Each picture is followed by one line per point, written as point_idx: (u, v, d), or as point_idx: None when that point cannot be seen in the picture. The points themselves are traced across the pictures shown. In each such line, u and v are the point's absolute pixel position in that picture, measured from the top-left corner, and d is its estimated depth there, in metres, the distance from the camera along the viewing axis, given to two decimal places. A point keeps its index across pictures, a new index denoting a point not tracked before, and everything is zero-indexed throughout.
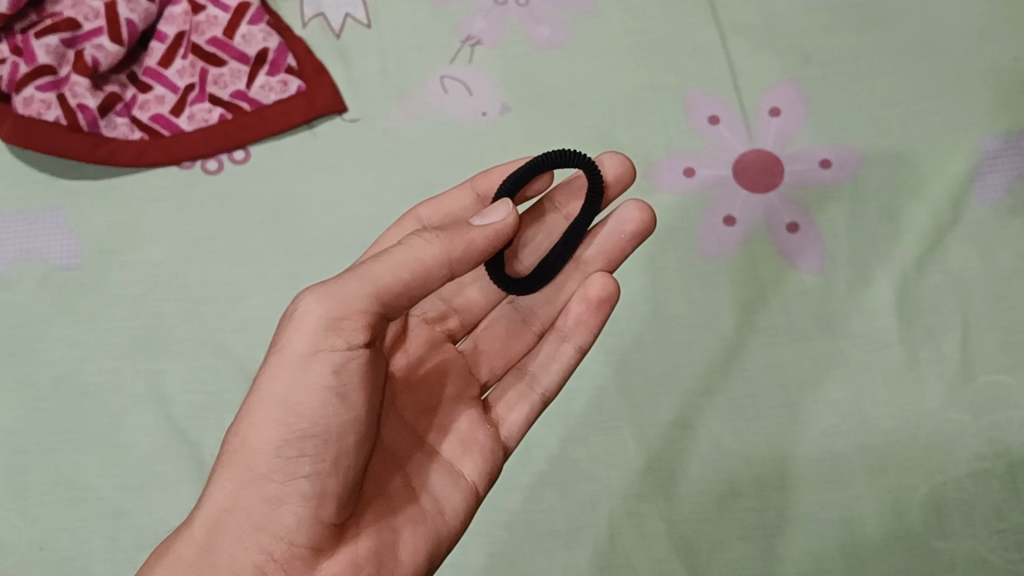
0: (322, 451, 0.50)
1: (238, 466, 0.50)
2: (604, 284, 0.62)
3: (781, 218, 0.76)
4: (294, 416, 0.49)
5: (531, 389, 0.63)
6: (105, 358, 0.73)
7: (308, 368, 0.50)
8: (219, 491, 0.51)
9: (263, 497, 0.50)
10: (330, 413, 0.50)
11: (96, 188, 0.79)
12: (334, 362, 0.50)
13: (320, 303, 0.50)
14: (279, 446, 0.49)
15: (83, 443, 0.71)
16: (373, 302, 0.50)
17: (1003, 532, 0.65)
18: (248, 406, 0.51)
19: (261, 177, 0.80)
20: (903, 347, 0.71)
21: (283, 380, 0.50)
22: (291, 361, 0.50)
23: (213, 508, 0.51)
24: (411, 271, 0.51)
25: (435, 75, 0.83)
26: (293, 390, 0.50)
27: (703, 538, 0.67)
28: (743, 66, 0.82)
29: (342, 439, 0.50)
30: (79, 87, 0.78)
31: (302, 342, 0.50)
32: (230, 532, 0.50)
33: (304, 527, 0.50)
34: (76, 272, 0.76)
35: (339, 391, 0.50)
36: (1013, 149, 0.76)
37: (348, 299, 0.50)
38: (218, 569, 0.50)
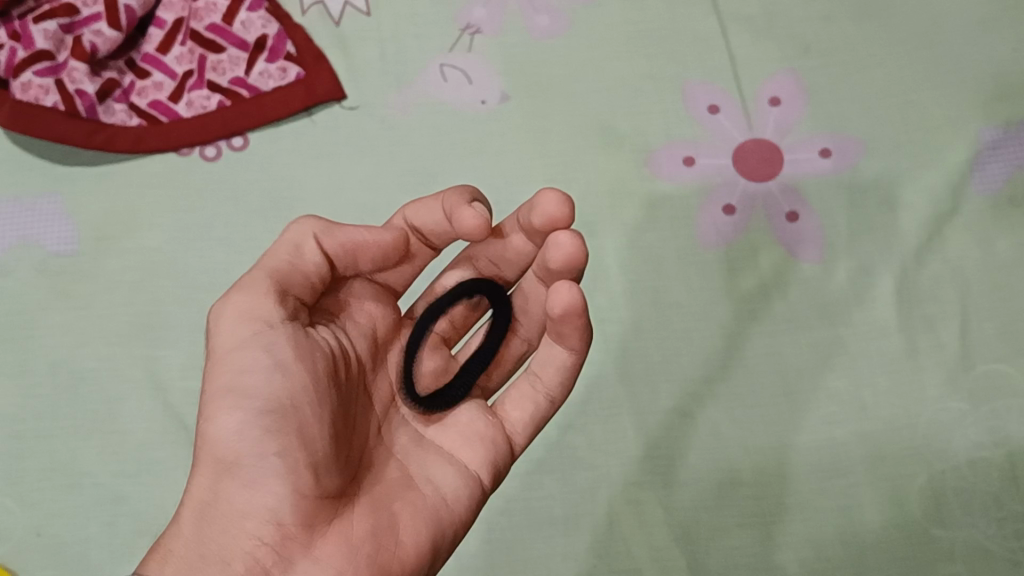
0: (286, 425, 0.49)
1: (208, 460, 0.49)
2: (569, 293, 0.53)
3: (781, 207, 0.76)
4: (245, 398, 0.49)
5: (535, 388, 0.59)
6: (102, 344, 0.73)
7: (241, 353, 0.50)
8: (197, 488, 0.50)
9: (240, 483, 0.49)
10: (277, 387, 0.49)
11: (93, 174, 0.79)
12: (260, 339, 0.51)
13: (229, 301, 0.52)
14: (241, 428, 0.49)
15: (80, 429, 0.70)
16: (276, 284, 0.52)
17: (1002, 521, 0.65)
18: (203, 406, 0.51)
19: (259, 164, 0.79)
20: (902, 336, 0.71)
21: (221, 371, 0.50)
22: (226, 355, 0.51)
23: (195, 505, 0.49)
24: (294, 256, 0.53)
25: (434, 63, 0.83)
26: (236, 376, 0.50)
27: (701, 526, 0.67)
28: (743, 55, 0.82)
29: (301, 410, 0.49)
30: (77, 72, 0.78)
31: (229, 335, 0.51)
32: (215, 523, 0.48)
33: (287, 505, 0.49)
34: (73, 259, 0.76)
35: (278, 365, 0.50)
36: (1013, 139, 0.76)
37: (255, 287, 0.52)
38: (209, 564, 0.47)
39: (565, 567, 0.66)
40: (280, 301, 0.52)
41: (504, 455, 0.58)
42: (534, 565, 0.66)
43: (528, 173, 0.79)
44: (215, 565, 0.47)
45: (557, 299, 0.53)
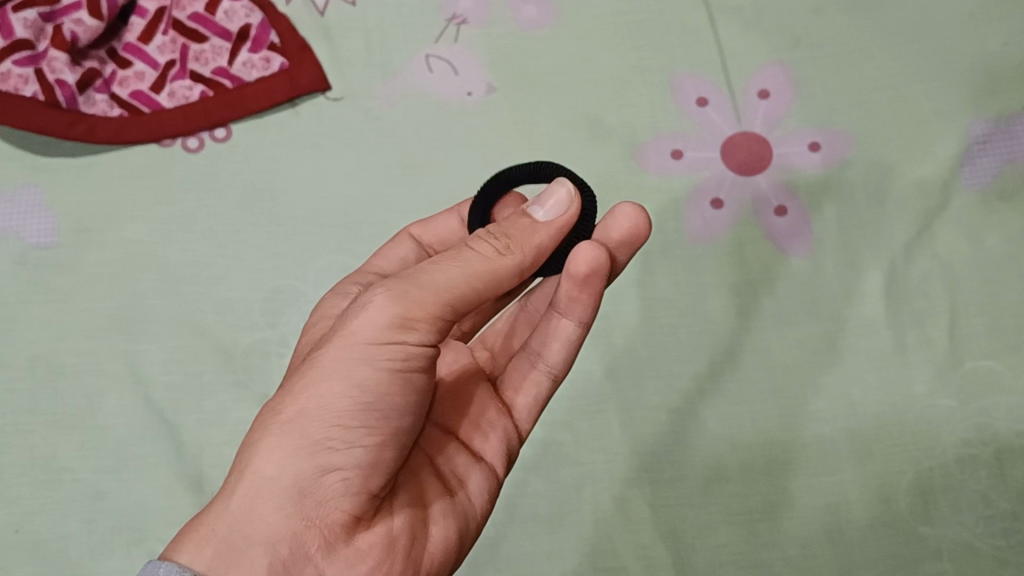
0: (379, 425, 0.48)
1: (291, 435, 0.47)
2: (590, 256, 0.53)
3: (770, 202, 0.75)
4: (360, 392, 0.48)
5: (537, 366, 0.60)
6: (83, 338, 0.72)
7: (379, 349, 0.48)
8: (264, 459, 0.46)
9: (318, 465, 0.46)
10: (390, 391, 0.49)
11: (74, 165, 0.78)
12: (404, 351, 0.48)
13: (397, 294, 0.48)
14: (342, 416, 0.47)
15: (60, 424, 0.69)
16: (446, 295, 0.49)
17: (990, 518, 0.64)
18: (304, 381, 0.48)
19: (242, 156, 0.78)
20: (891, 332, 0.70)
21: (344, 357, 0.48)
22: (355, 344, 0.48)
23: (256, 475, 0.46)
24: (478, 281, 0.49)
25: (420, 54, 0.82)
26: (356, 368, 0.48)
27: (687, 523, 0.66)
28: (732, 48, 0.81)
29: (397, 417, 0.49)
30: (57, 62, 0.77)
31: (372, 328, 0.48)
32: (270, 498, 0.46)
33: (352, 496, 0.47)
34: (54, 251, 0.75)
35: (401, 374, 0.49)
36: (1002, 133, 0.75)
37: (420, 291, 0.49)
38: (253, 540, 0.46)
39: (550, 564, 0.66)
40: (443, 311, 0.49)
41: (515, 442, 0.60)
42: (517, 563, 0.66)
43: (516, 165, 0.78)
44: (261, 541, 0.46)
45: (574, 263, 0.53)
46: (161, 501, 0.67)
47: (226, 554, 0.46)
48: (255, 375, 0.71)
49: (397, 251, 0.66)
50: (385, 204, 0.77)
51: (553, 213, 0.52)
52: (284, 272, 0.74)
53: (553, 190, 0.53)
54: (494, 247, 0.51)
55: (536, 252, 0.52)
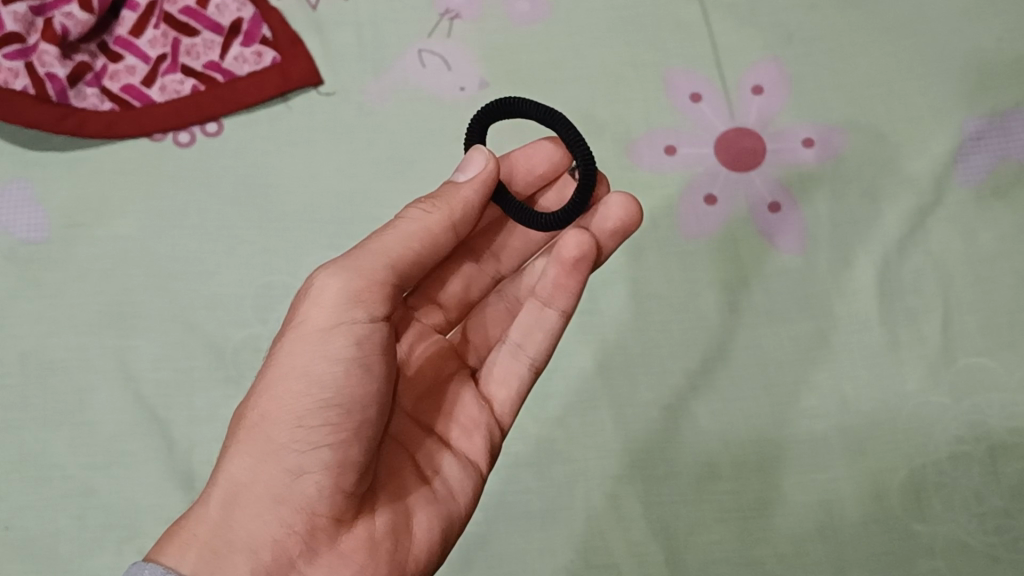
0: (346, 422, 0.49)
1: (257, 441, 0.48)
2: (576, 242, 0.57)
3: (763, 198, 0.75)
4: (317, 387, 0.49)
5: (517, 359, 0.61)
6: (73, 334, 0.72)
7: (330, 337, 0.49)
8: (235, 466, 0.48)
9: (284, 468, 0.48)
10: (352, 383, 0.49)
11: (64, 160, 0.77)
12: (356, 333, 0.50)
13: (338, 280, 0.50)
14: (304, 415, 0.48)
15: (49, 421, 0.69)
16: (368, 275, 0.51)
17: (982, 516, 0.64)
18: (265, 385, 0.50)
19: (233, 151, 0.78)
20: (883, 329, 0.70)
21: (297, 354, 0.49)
22: (308, 336, 0.50)
23: (230, 482, 0.48)
24: (416, 241, 0.53)
25: (413, 49, 0.81)
26: (312, 362, 0.49)
27: (680, 520, 0.66)
28: (725, 43, 0.81)
29: (363, 408, 0.50)
30: (48, 55, 0.76)
31: (321, 317, 0.50)
32: (246, 505, 0.48)
33: (325, 497, 0.49)
34: (43, 247, 0.74)
35: (359, 362, 0.50)
36: (996, 130, 0.75)
37: (365, 270, 0.51)
38: (234, 546, 0.47)
39: (542, 561, 0.65)
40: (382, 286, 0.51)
41: (496, 439, 0.60)
42: (509, 560, 0.65)
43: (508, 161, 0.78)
44: (243, 547, 0.47)
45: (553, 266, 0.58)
46: (152, 498, 0.67)
47: (210, 562, 0.46)
48: (246, 371, 0.70)
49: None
50: (376, 200, 0.77)
51: (473, 172, 0.56)
52: (276, 268, 0.74)
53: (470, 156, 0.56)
54: (427, 215, 0.54)
55: (470, 213, 0.56)
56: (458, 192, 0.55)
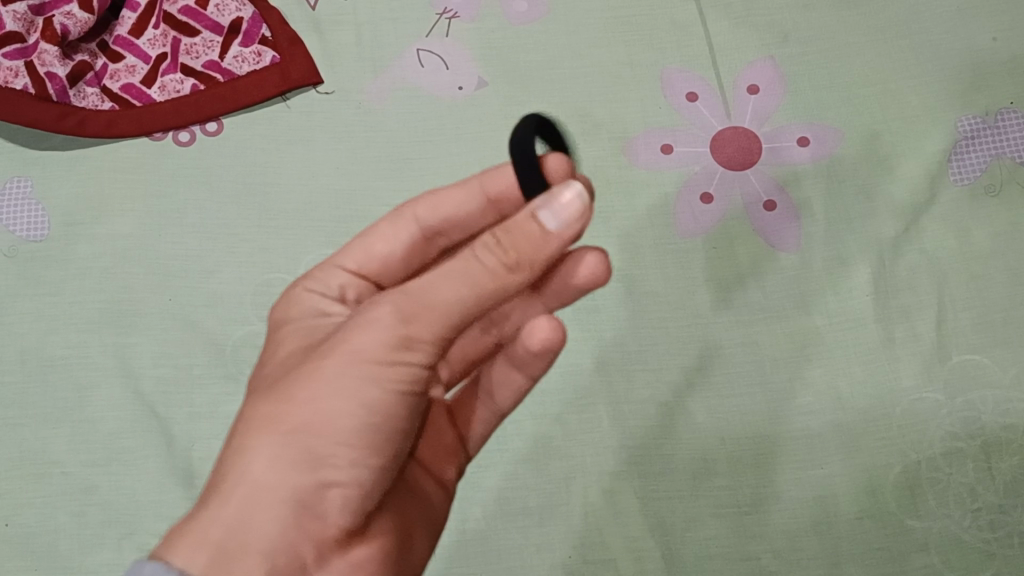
0: (383, 446, 0.48)
1: (293, 448, 0.47)
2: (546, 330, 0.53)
3: (759, 196, 0.75)
4: (366, 412, 0.47)
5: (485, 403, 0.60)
6: (73, 332, 0.72)
7: (388, 370, 0.47)
8: (263, 466, 0.46)
9: (320, 481, 0.47)
10: (396, 413, 0.48)
11: (64, 158, 0.77)
12: (410, 372, 0.48)
13: (400, 314, 0.48)
14: (348, 435, 0.47)
15: (50, 418, 0.69)
16: (439, 321, 0.47)
17: (976, 512, 0.65)
18: (309, 392, 0.48)
19: (232, 150, 0.78)
20: (878, 326, 0.70)
21: (353, 376, 0.47)
22: (364, 364, 0.47)
23: (254, 482, 0.46)
24: (473, 289, 0.47)
25: (412, 48, 0.82)
26: (365, 386, 0.47)
27: (676, 516, 0.66)
28: (721, 43, 0.81)
29: (401, 439, 0.49)
30: (48, 55, 0.77)
31: (380, 348, 0.47)
32: (265, 507, 0.46)
33: (347, 512, 0.49)
34: (44, 245, 0.74)
35: (408, 395, 0.48)
36: (990, 129, 0.76)
37: (430, 315, 0.47)
38: (247, 548, 0.45)
39: (540, 557, 0.66)
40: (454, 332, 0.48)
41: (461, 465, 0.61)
42: (508, 556, 0.66)
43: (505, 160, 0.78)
44: (258, 550, 0.46)
45: (535, 334, 0.53)
46: (152, 495, 0.67)
47: (223, 561, 0.44)
48: (245, 368, 0.71)
49: (379, 244, 0.59)
50: (375, 198, 0.77)
51: (563, 223, 0.46)
52: (274, 266, 0.74)
53: (562, 194, 0.46)
54: (502, 262, 0.46)
55: (547, 262, 0.47)
56: (534, 242, 0.46)
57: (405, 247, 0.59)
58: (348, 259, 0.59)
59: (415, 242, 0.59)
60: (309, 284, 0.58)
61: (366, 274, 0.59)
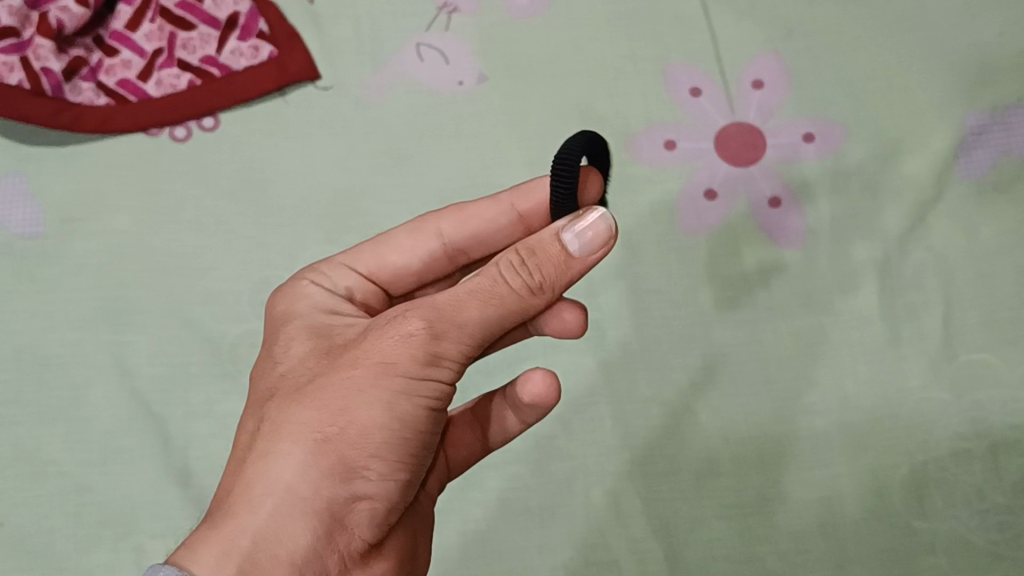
0: (410, 460, 0.48)
1: (324, 460, 0.45)
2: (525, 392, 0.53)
3: (763, 193, 0.74)
4: (399, 426, 0.46)
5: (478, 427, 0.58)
6: (68, 329, 0.71)
7: (419, 384, 0.46)
8: (294, 476, 0.45)
9: (348, 494, 0.46)
10: (425, 425, 0.47)
11: (60, 154, 0.77)
12: (440, 385, 0.47)
13: (431, 328, 0.46)
14: (380, 450, 0.46)
15: (45, 417, 0.68)
16: (468, 336, 0.47)
17: (985, 513, 0.64)
18: (338, 404, 0.46)
19: (230, 145, 0.78)
20: (884, 324, 0.69)
21: (384, 390, 0.46)
22: (396, 376, 0.46)
23: (285, 492, 0.45)
24: (499, 307, 0.47)
25: (411, 42, 0.81)
26: (397, 400, 0.46)
27: (680, 517, 0.66)
28: (725, 37, 0.80)
29: (426, 449, 0.49)
30: (43, 49, 0.76)
31: (412, 362, 0.46)
32: (297, 519, 0.45)
33: (372, 522, 0.48)
34: (39, 241, 0.73)
35: (437, 407, 0.48)
36: (997, 125, 0.75)
37: (456, 331, 0.46)
38: (279, 562, 0.44)
39: (541, 559, 0.65)
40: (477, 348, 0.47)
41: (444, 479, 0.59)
42: (509, 558, 0.65)
43: (506, 156, 0.77)
44: (287, 561, 0.45)
45: (528, 387, 0.52)
46: (148, 495, 0.66)
47: (253, 573, 0.43)
48: (243, 367, 0.70)
49: (393, 254, 0.57)
50: (374, 194, 0.76)
51: (585, 248, 0.46)
52: (272, 263, 0.73)
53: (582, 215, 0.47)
54: (528, 283, 0.46)
55: (566, 284, 0.47)
56: (557, 266, 0.47)
57: (421, 263, 0.58)
58: (359, 262, 0.57)
59: (432, 257, 0.58)
60: (317, 280, 0.56)
61: (375, 278, 0.57)
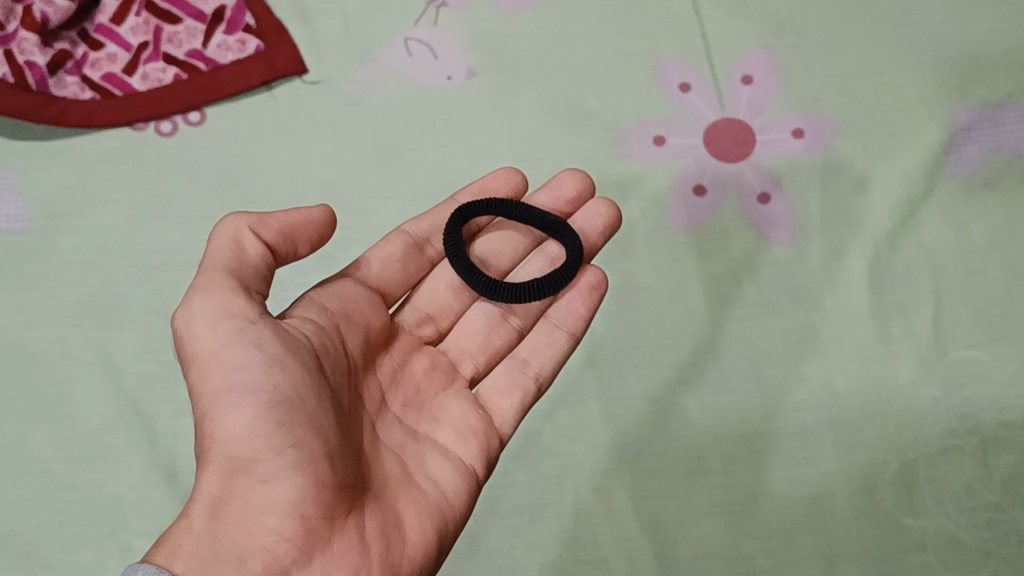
0: (294, 417, 0.48)
1: (218, 461, 0.48)
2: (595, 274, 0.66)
3: (753, 189, 0.74)
4: (248, 393, 0.48)
5: (524, 373, 0.63)
6: (55, 326, 0.70)
7: (222, 353, 0.49)
8: (208, 487, 0.48)
9: (256, 480, 0.47)
10: (274, 377, 0.48)
11: (46, 149, 0.76)
12: (242, 339, 0.49)
13: (196, 300, 0.50)
14: (253, 423, 0.47)
15: (31, 414, 0.67)
16: (235, 280, 0.51)
17: (974, 510, 0.64)
18: (203, 408, 0.49)
19: (217, 140, 0.77)
20: (875, 321, 0.69)
21: (210, 372, 0.49)
22: (208, 355, 0.49)
23: (208, 503, 0.48)
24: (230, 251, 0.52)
25: (399, 37, 0.81)
26: (223, 374, 0.49)
27: (669, 514, 0.65)
28: (716, 33, 0.80)
29: (308, 404, 0.49)
30: (27, 43, 0.75)
31: (211, 334, 0.50)
32: (231, 521, 0.47)
33: (305, 497, 0.47)
34: (24, 237, 0.73)
35: (275, 363, 0.49)
36: (987, 120, 0.75)
37: (217, 288, 0.50)
38: (224, 560, 0.46)
39: (530, 557, 0.64)
40: (246, 297, 0.51)
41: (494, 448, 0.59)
42: (498, 556, 0.64)
43: (497, 151, 0.77)
44: (230, 559, 0.46)
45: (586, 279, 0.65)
46: (135, 493, 0.65)
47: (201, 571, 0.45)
48: None
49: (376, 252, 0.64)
50: (363, 188, 0.75)
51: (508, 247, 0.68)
52: None
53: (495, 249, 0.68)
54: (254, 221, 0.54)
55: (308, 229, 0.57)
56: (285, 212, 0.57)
57: (402, 255, 0.65)
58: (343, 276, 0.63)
59: (408, 248, 0.65)
60: None
61: (378, 284, 0.63)
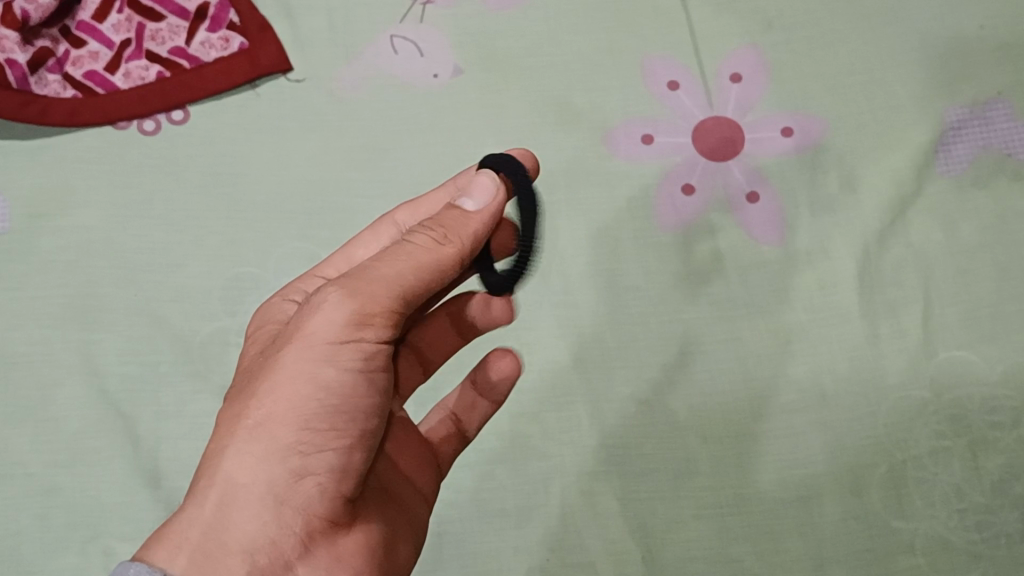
0: (350, 426, 0.48)
1: (261, 440, 0.46)
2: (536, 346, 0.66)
3: (742, 188, 0.74)
4: (327, 393, 0.46)
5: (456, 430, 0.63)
6: (35, 328, 0.69)
7: (340, 350, 0.47)
8: (236, 464, 0.45)
9: (289, 472, 0.46)
10: (357, 387, 0.48)
11: (26, 148, 0.75)
12: (364, 349, 0.47)
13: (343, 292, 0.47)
14: (313, 420, 0.46)
15: (11, 417, 0.67)
16: (398, 292, 0.48)
17: (963, 513, 0.63)
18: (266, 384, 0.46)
19: (201, 139, 0.76)
20: (864, 322, 0.69)
21: (308, 361, 0.46)
22: (319, 343, 0.46)
23: (230, 481, 0.45)
24: (414, 270, 0.48)
25: (385, 34, 0.80)
26: (322, 368, 0.46)
27: (657, 517, 0.65)
28: (704, 30, 0.80)
29: (366, 418, 0.48)
30: (7, 41, 0.74)
31: (331, 327, 0.47)
32: (246, 507, 0.45)
33: (324, 501, 0.47)
34: (5, 237, 0.72)
35: (365, 372, 0.48)
36: (977, 119, 0.74)
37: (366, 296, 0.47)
38: (229, 549, 0.45)
39: (517, 560, 0.64)
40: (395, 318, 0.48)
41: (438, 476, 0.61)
42: (484, 560, 0.64)
43: (483, 150, 0.76)
44: (238, 550, 0.45)
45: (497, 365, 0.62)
46: (118, 497, 0.65)
47: (202, 565, 0.44)
48: (214, 366, 0.68)
49: (359, 250, 0.61)
50: (348, 188, 0.75)
51: None
52: (244, 260, 0.72)
53: None
54: (432, 237, 0.50)
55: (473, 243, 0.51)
56: (457, 219, 0.51)
57: None
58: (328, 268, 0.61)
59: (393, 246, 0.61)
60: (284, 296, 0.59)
61: None
